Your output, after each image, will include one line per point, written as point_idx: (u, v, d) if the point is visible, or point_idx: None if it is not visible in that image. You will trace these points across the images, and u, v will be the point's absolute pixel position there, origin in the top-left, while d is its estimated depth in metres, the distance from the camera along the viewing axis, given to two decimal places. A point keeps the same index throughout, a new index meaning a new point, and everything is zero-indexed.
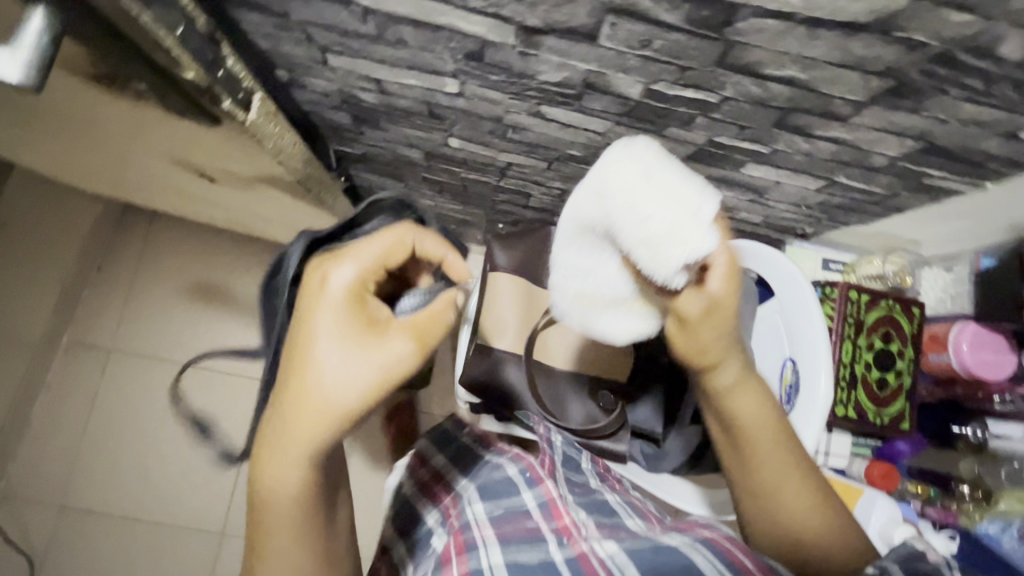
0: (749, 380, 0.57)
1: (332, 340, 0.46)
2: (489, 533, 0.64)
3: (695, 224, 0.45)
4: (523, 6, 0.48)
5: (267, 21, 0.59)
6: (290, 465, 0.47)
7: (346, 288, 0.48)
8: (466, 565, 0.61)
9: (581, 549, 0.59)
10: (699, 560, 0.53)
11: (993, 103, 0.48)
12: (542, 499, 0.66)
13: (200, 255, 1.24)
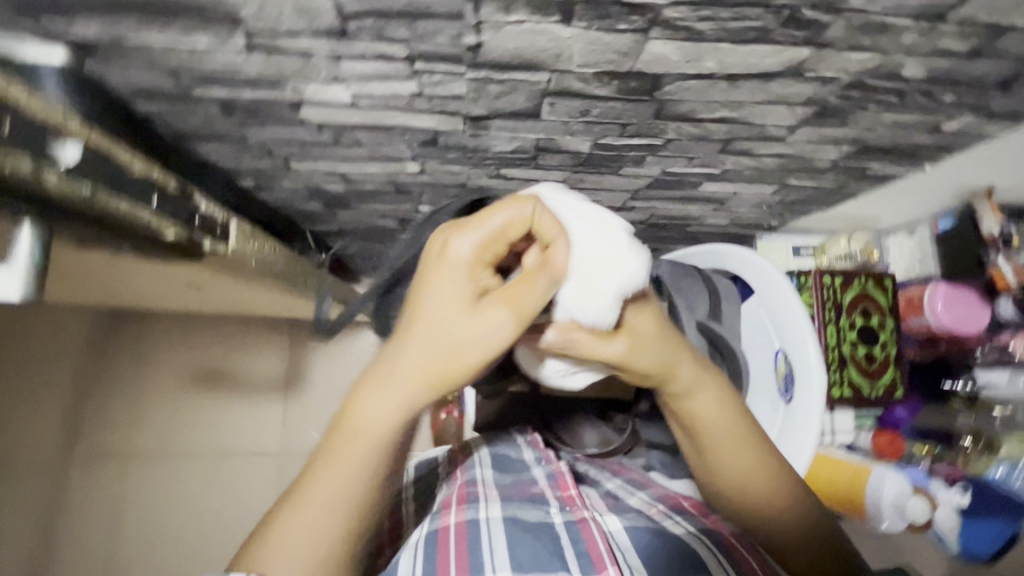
0: (708, 379, 0.58)
1: (451, 293, 0.43)
2: (491, 492, 0.65)
3: (620, 247, 0.50)
4: (466, 103, 0.51)
5: (228, 145, 0.61)
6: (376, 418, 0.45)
7: (464, 257, 0.43)
8: (463, 514, 0.60)
9: (583, 514, 0.60)
10: (702, 552, 0.56)
11: (911, 109, 0.52)
12: (549, 472, 0.70)
13: (199, 347, 1.30)
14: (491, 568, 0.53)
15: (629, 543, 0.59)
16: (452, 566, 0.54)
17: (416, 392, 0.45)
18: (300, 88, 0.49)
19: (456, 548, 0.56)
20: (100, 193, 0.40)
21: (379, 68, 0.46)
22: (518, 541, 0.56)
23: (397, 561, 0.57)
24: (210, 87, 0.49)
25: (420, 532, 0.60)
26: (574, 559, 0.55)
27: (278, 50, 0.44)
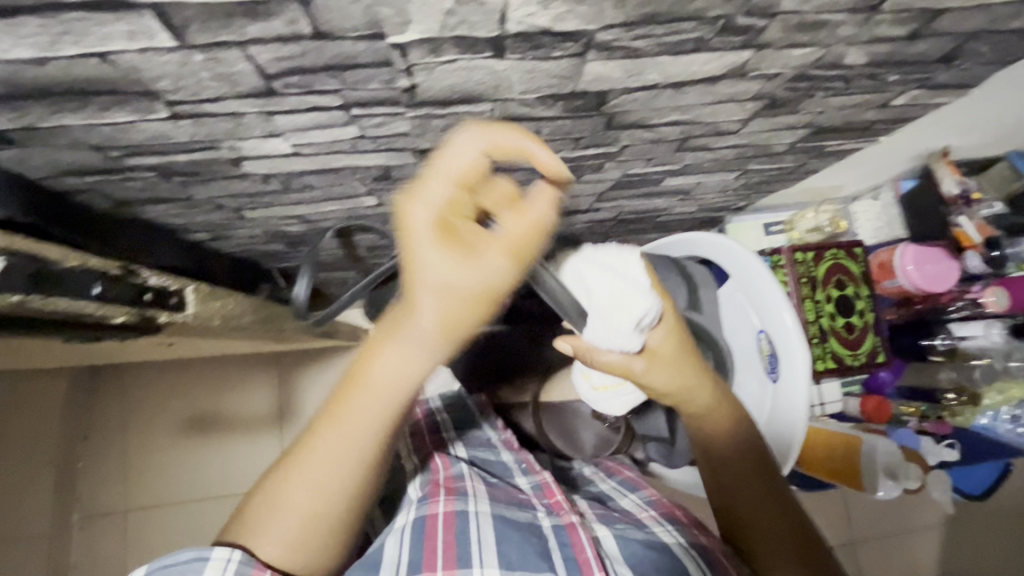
0: (723, 401, 0.59)
1: (439, 250, 0.36)
2: (479, 488, 0.63)
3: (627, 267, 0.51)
4: (411, 138, 0.50)
5: (173, 205, 0.59)
6: (384, 379, 0.43)
7: (430, 212, 0.36)
8: (453, 506, 0.58)
9: (571, 519, 0.59)
10: (690, 566, 0.57)
11: (858, 91, 0.51)
12: (534, 483, 0.67)
13: (185, 391, 1.32)
14: (478, 563, 0.53)
15: (618, 552, 0.58)
16: (438, 558, 0.53)
17: (425, 351, 0.41)
18: (236, 146, 0.47)
19: (442, 538, 0.54)
20: (35, 295, 0.38)
21: (315, 118, 0.44)
22: (506, 535, 0.56)
23: (382, 542, 0.56)
24: (141, 156, 0.47)
25: (407, 516, 0.58)
26: (560, 561, 0.55)
27: (205, 114, 0.42)
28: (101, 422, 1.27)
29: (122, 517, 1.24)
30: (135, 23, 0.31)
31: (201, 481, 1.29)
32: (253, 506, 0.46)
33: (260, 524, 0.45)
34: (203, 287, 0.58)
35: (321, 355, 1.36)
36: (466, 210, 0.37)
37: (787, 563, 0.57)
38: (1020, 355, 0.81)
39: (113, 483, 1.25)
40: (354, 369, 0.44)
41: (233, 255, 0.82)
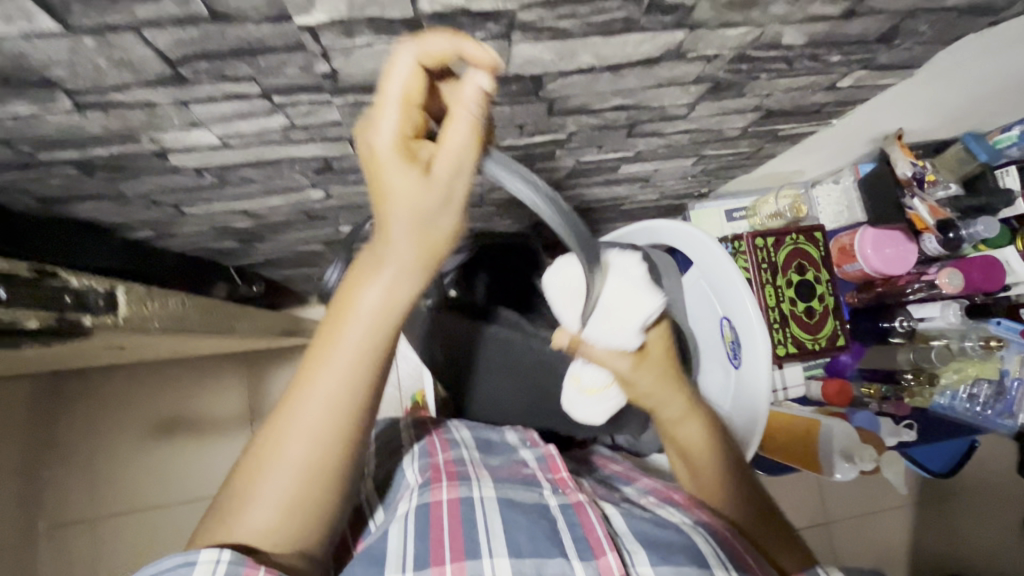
0: (697, 409, 0.63)
1: (402, 171, 0.34)
2: (482, 472, 0.59)
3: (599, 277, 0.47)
4: (344, 126, 0.48)
5: (105, 202, 0.57)
6: (367, 309, 0.38)
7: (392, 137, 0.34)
8: (457, 492, 0.54)
9: (578, 498, 0.56)
10: (702, 545, 0.53)
11: (802, 72, 0.51)
12: (540, 455, 0.64)
13: (151, 393, 1.28)
14: (486, 553, 0.50)
15: (626, 528, 0.54)
16: (445, 549, 0.50)
17: (406, 275, 0.38)
18: (158, 138, 0.45)
19: (448, 527, 0.51)
20: None
21: (237, 107, 0.42)
22: (512, 520, 0.52)
23: (385, 530, 0.52)
24: (56, 151, 0.45)
25: (409, 504, 0.54)
26: (570, 542, 0.52)
27: (114, 104, 0.39)
28: (64, 429, 1.23)
29: (91, 525, 1.21)
30: (9, 5, 0.29)
31: (172, 483, 1.26)
32: (235, 488, 0.41)
33: (246, 495, 0.40)
34: (138, 288, 0.55)
35: (291, 353, 1.33)
36: (419, 129, 0.35)
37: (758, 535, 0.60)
38: (975, 335, 0.83)
39: (79, 490, 1.22)
40: (334, 308, 0.39)
41: (181, 254, 0.79)
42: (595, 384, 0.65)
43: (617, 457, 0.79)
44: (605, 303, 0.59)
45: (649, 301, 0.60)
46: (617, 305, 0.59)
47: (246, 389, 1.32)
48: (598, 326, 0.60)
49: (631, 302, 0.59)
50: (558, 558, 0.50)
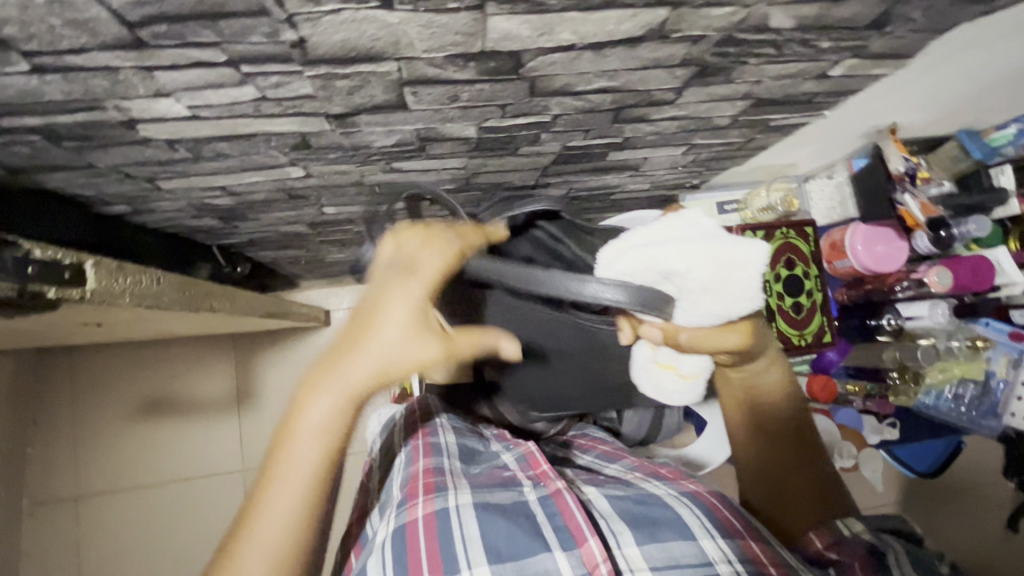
0: (778, 364, 0.66)
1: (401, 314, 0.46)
2: (459, 480, 0.58)
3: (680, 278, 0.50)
4: (319, 101, 0.46)
5: (76, 173, 0.55)
6: (315, 422, 0.45)
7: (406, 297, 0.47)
8: (432, 506, 0.53)
9: (557, 486, 0.55)
10: (687, 516, 0.52)
11: (791, 59, 0.49)
12: (520, 455, 0.64)
13: (136, 373, 1.27)
14: (465, 564, 0.48)
15: (612, 510, 0.53)
16: (423, 566, 0.49)
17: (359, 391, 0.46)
18: (123, 107, 0.44)
19: (424, 542, 0.50)
20: None
21: (203, 76, 0.41)
22: (489, 521, 0.52)
23: (365, 565, 0.51)
24: (17, 117, 0.43)
25: (386, 530, 0.53)
26: (552, 534, 0.51)
27: (74, 68, 0.38)
28: (49, 407, 1.23)
29: (75, 504, 1.21)
30: None
31: (157, 465, 1.26)
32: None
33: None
34: (108, 262, 0.54)
35: (280, 336, 1.31)
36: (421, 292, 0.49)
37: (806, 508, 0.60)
38: (961, 335, 0.84)
39: (63, 469, 1.22)
40: (284, 425, 0.46)
41: (160, 230, 0.78)
42: (689, 369, 0.61)
43: (611, 438, 0.79)
44: (693, 277, 0.50)
45: (749, 252, 0.50)
46: (707, 273, 0.50)
47: (232, 370, 1.30)
48: (697, 303, 0.51)
49: (723, 267, 0.50)
50: (541, 554, 0.49)
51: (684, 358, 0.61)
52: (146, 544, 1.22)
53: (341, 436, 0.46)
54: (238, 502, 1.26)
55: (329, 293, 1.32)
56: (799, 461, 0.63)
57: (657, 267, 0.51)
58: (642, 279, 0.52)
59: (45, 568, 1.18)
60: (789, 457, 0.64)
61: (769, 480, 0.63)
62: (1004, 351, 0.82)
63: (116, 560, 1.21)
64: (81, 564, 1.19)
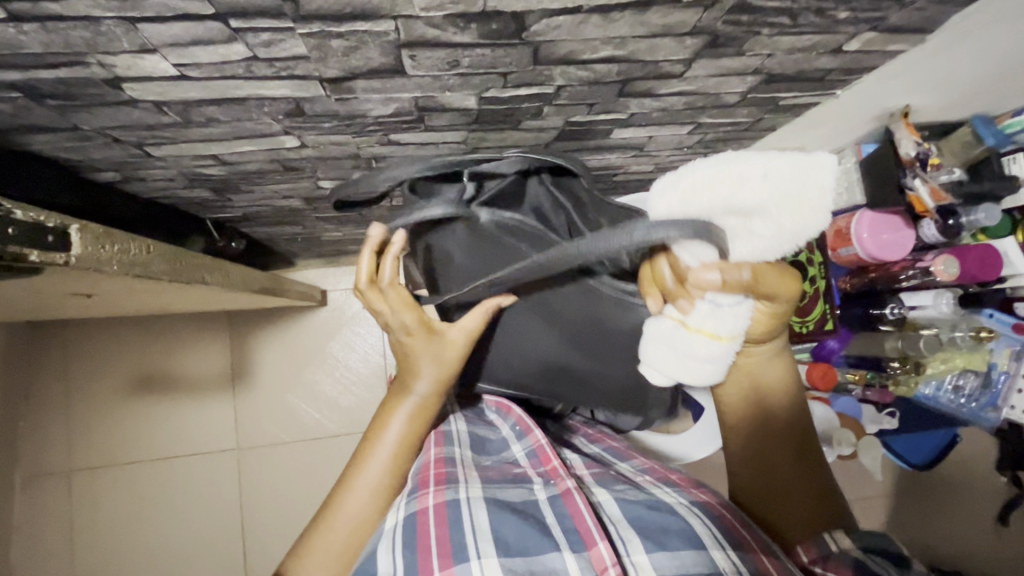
0: (783, 359, 0.65)
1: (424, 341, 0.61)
2: (471, 473, 0.60)
3: (760, 186, 0.44)
4: (312, 63, 0.44)
5: (61, 135, 0.54)
6: (391, 442, 0.63)
7: (418, 323, 0.60)
8: (444, 494, 0.55)
9: (567, 485, 0.56)
10: (697, 527, 0.52)
11: (805, 30, 0.48)
12: (530, 448, 0.64)
13: (132, 348, 1.26)
14: (474, 552, 0.50)
15: (621, 515, 0.54)
16: (433, 557, 0.51)
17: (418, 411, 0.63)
18: (107, 63, 0.42)
19: (435, 533, 0.52)
20: None
21: (189, 31, 0.39)
22: (502, 518, 0.53)
23: (375, 548, 0.53)
24: None
25: (396, 515, 0.55)
26: (562, 536, 0.52)
27: (52, 16, 0.37)
28: (42, 380, 1.22)
29: (69, 478, 1.21)
30: None
31: (151, 441, 1.25)
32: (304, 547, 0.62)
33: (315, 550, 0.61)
34: (94, 227, 0.52)
35: (275, 315, 1.30)
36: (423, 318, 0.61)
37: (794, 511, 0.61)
38: (965, 325, 0.82)
39: (56, 443, 1.21)
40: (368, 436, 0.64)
41: (152, 201, 0.76)
42: (730, 331, 0.54)
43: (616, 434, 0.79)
44: (766, 193, 0.44)
45: (822, 163, 0.43)
46: (788, 194, 0.44)
47: (226, 347, 1.28)
48: (764, 223, 0.46)
49: (800, 184, 0.43)
50: (550, 553, 0.51)
51: (722, 315, 0.53)
52: (140, 519, 1.23)
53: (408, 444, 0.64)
54: (232, 479, 1.26)
55: (326, 273, 1.31)
56: (792, 463, 0.63)
57: (723, 187, 0.44)
58: (705, 208, 0.45)
59: (39, 539, 1.19)
60: (784, 456, 0.64)
61: (754, 475, 0.64)
62: (1007, 343, 0.81)
63: (109, 534, 1.21)
64: (76, 536, 1.20)
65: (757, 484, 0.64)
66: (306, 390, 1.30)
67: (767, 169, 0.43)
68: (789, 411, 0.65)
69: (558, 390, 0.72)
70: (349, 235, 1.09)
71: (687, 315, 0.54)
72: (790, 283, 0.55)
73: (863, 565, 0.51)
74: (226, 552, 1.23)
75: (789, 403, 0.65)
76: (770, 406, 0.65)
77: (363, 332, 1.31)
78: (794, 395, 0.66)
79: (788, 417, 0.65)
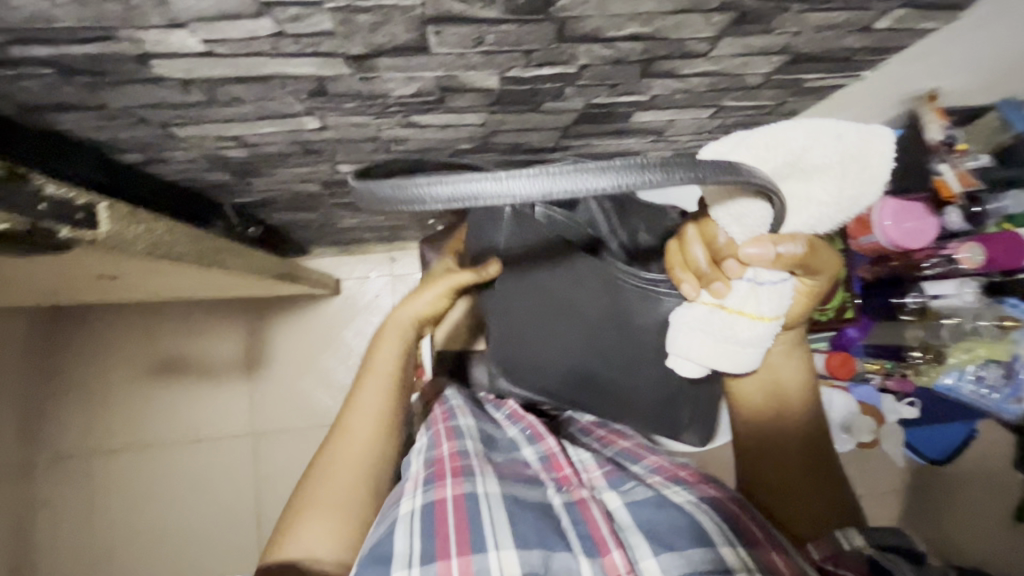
0: (798, 356, 0.65)
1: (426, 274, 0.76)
2: (486, 467, 0.61)
3: (828, 149, 0.46)
4: (338, 39, 0.45)
5: (88, 114, 0.54)
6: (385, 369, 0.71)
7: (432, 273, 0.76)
8: (461, 487, 0.56)
9: (582, 495, 0.57)
10: (707, 523, 0.52)
11: (835, 6, 0.47)
12: (542, 454, 0.65)
13: (151, 332, 1.28)
14: (492, 544, 0.51)
15: (632, 521, 0.54)
16: (451, 543, 0.51)
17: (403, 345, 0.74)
18: (137, 38, 0.42)
19: (453, 520, 0.53)
20: None
21: (219, 5, 0.40)
22: (519, 516, 0.53)
23: (391, 531, 0.54)
24: (29, 46, 0.42)
25: (413, 503, 0.56)
26: (576, 540, 0.52)
27: None
28: (62, 364, 1.25)
29: (89, 459, 1.24)
30: None
31: (169, 425, 1.27)
32: (306, 488, 0.65)
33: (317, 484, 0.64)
34: (121, 207, 0.53)
35: (290, 302, 1.31)
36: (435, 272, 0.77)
37: (807, 514, 0.61)
38: (989, 315, 0.80)
39: (77, 426, 1.24)
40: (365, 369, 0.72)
41: (174, 184, 0.77)
42: (773, 312, 0.55)
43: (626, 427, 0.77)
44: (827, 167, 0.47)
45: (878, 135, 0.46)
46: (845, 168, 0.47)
47: (243, 334, 1.30)
48: (824, 185, 0.48)
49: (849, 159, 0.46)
50: (563, 553, 0.51)
51: (764, 293, 0.55)
52: (157, 501, 1.25)
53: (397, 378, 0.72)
54: (248, 464, 1.28)
55: (341, 261, 1.32)
56: (806, 464, 0.63)
57: (787, 151, 0.45)
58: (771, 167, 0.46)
59: (61, 519, 1.21)
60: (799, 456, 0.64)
61: (767, 476, 0.64)
62: None
63: (128, 516, 1.24)
64: (95, 518, 1.23)
65: (771, 483, 0.63)
66: (321, 377, 1.31)
67: (839, 130, 0.45)
68: (804, 419, 0.65)
69: (568, 388, 0.75)
70: (365, 222, 1.10)
71: (727, 296, 0.56)
72: (834, 260, 0.56)
73: (876, 565, 0.50)
74: (243, 535, 1.25)
75: (804, 409, 0.65)
76: (785, 402, 0.65)
77: (378, 320, 1.32)
78: (810, 405, 0.65)
79: (803, 424, 0.64)
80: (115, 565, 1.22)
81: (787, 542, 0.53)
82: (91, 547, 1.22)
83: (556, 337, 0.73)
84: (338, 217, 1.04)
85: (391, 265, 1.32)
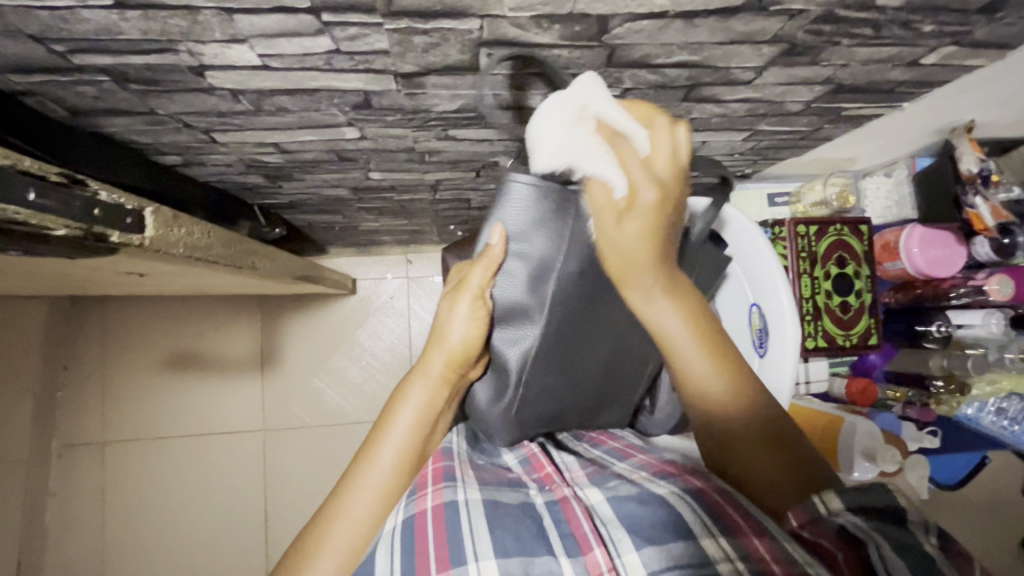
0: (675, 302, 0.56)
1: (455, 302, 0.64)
2: (468, 473, 0.61)
3: None
4: (391, 58, 0.45)
5: (135, 118, 0.55)
6: (410, 414, 0.63)
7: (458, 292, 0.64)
8: (440, 496, 0.56)
9: (563, 494, 0.57)
10: (686, 514, 0.51)
11: (887, 42, 0.47)
12: (522, 457, 0.66)
13: (171, 324, 1.29)
14: (471, 556, 0.50)
15: (613, 513, 0.53)
16: (431, 561, 0.50)
17: (435, 387, 0.64)
18: (196, 51, 0.43)
19: (432, 537, 0.52)
20: None
21: (282, 23, 0.40)
22: (499, 523, 0.53)
23: (373, 550, 0.53)
24: (91, 55, 0.43)
25: (395, 519, 0.55)
26: (557, 540, 0.52)
27: (154, 4, 0.38)
28: (78, 353, 1.25)
29: (101, 450, 1.25)
30: None
31: (182, 420, 1.28)
32: (304, 544, 0.56)
33: (318, 542, 0.55)
34: (164, 211, 0.54)
35: (306, 300, 1.32)
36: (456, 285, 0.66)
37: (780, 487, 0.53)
38: (1016, 348, 0.80)
39: (92, 416, 1.25)
40: (386, 411, 0.64)
41: (207, 186, 0.78)
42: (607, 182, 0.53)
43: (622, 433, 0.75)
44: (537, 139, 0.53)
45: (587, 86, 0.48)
46: None
47: (257, 332, 1.30)
48: None
49: None
50: (544, 557, 0.50)
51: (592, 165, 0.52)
52: (164, 496, 1.25)
53: (420, 434, 0.63)
54: (258, 461, 1.29)
55: (358, 262, 1.33)
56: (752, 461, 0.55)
57: None
58: None
59: (73, 510, 1.22)
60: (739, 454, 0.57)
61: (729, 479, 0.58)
62: None
63: (136, 509, 1.25)
64: (104, 509, 1.24)
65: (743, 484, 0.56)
66: (333, 375, 1.32)
67: None
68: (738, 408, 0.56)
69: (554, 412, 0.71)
70: (386, 226, 1.11)
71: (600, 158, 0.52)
72: None
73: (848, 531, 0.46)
74: (251, 530, 1.26)
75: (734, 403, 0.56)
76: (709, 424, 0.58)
77: (391, 321, 1.33)
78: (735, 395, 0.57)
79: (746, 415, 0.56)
80: (123, 557, 1.23)
81: (766, 519, 0.51)
82: (101, 539, 1.23)
83: (564, 373, 0.67)
84: (361, 221, 1.05)
85: (407, 268, 1.33)
